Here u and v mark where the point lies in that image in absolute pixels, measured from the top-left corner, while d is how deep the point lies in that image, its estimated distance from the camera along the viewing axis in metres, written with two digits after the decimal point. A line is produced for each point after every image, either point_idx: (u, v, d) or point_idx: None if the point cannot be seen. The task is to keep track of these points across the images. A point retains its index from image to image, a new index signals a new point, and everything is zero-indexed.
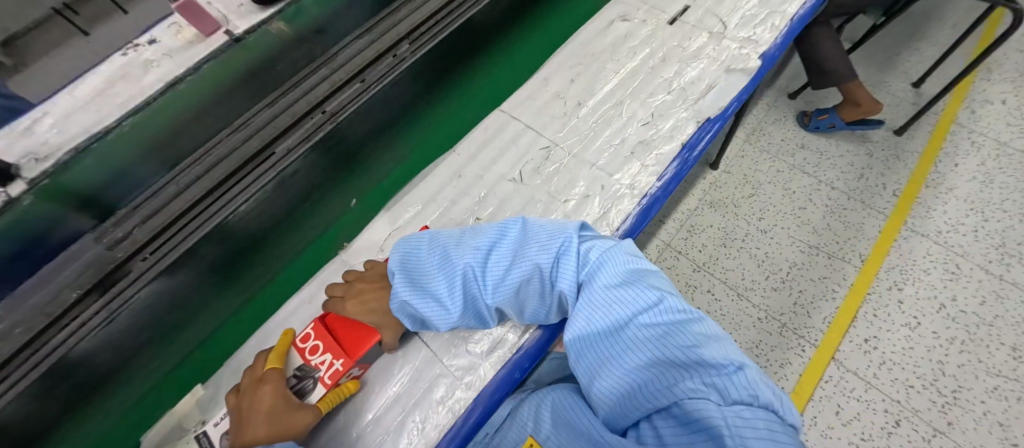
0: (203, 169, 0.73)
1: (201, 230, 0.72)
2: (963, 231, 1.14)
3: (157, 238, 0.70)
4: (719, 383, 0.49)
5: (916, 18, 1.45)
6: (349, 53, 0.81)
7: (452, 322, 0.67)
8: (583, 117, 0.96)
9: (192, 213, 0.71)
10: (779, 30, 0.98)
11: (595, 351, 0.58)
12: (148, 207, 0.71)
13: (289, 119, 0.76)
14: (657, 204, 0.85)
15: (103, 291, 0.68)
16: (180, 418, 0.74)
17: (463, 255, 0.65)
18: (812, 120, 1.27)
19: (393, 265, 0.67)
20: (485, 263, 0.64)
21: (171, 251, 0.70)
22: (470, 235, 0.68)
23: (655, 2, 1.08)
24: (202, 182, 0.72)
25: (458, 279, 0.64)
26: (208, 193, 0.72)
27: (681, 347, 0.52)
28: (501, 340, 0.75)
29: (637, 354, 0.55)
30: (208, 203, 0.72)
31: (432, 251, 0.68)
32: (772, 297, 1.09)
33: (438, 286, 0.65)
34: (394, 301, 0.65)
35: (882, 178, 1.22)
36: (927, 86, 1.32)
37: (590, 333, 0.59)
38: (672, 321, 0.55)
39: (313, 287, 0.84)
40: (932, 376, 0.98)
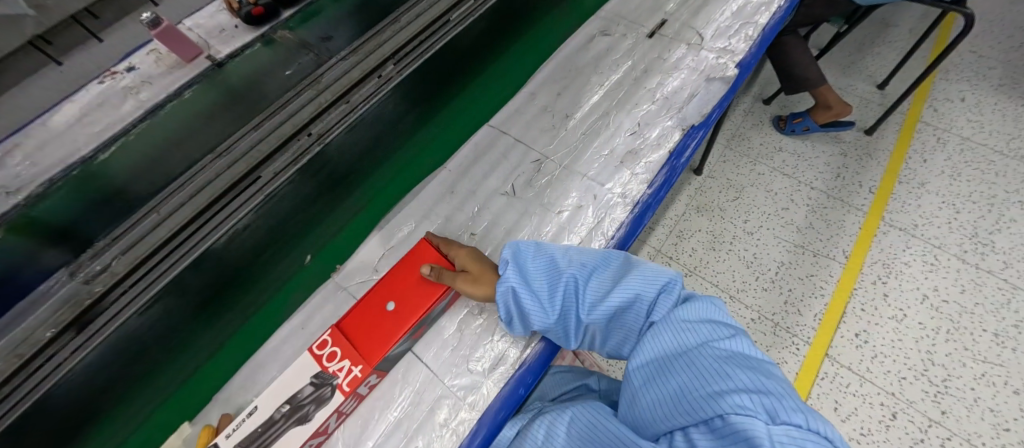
0: (187, 195, 0.70)
1: (183, 260, 0.69)
2: (937, 223, 1.19)
3: (137, 271, 0.66)
4: (771, 405, 0.45)
5: (876, 26, 1.53)
6: (335, 74, 0.81)
7: (547, 325, 0.69)
8: (571, 128, 0.97)
9: (174, 243, 0.68)
10: (752, 39, 1.03)
11: (657, 362, 0.57)
12: (128, 238, 0.67)
13: (276, 141, 0.74)
14: (649, 211, 0.87)
15: (80, 328, 0.64)
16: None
17: (571, 266, 0.70)
18: (788, 124, 1.33)
19: (506, 257, 0.72)
20: (587, 279, 0.68)
21: (152, 283, 0.67)
22: (578, 252, 0.73)
23: (635, 16, 1.12)
24: (186, 209, 0.69)
25: (560, 285, 0.69)
26: (190, 222, 0.69)
27: (744, 371, 0.50)
28: (503, 356, 0.75)
29: (694, 367, 0.53)
30: (190, 232, 0.69)
31: (540, 256, 0.72)
32: (764, 298, 1.11)
33: (539, 285, 0.70)
34: (503, 284, 0.70)
35: (858, 176, 1.27)
36: (891, 87, 1.40)
37: (657, 348, 0.59)
38: (742, 354, 0.53)
39: (302, 316, 0.84)
40: (923, 366, 1.01)
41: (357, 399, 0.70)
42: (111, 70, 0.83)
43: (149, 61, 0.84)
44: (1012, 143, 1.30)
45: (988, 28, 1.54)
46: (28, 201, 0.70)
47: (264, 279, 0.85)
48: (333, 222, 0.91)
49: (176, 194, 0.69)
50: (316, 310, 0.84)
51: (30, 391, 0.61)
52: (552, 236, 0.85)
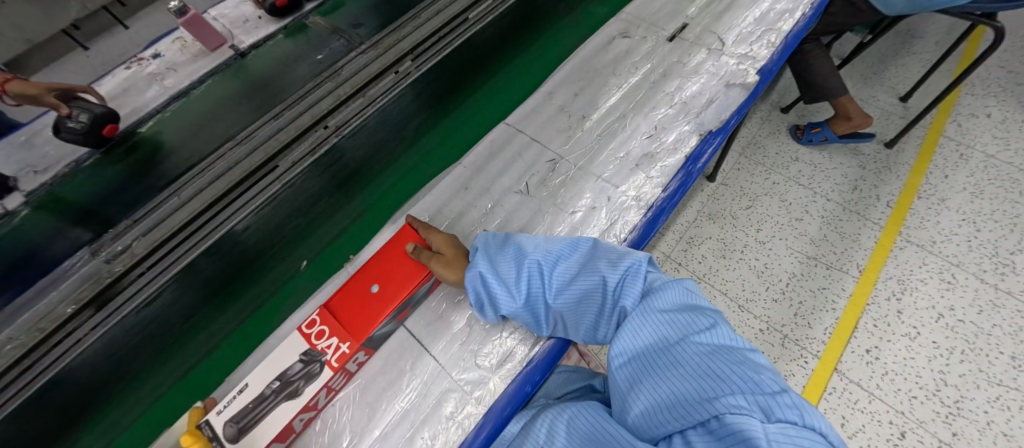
0: (206, 181, 0.71)
1: (203, 242, 0.71)
2: (957, 241, 1.16)
3: (156, 252, 0.68)
4: (764, 402, 0.46)
5: (901, 37, 1.50)
6: (353, 68, 0.82)
7: (514, 310, 0.72)
8: (587, 129, 0.97)
9: (193, 227, 0.70)
10: (775, 46, 1.02)
11: (639, 359, 0.58)
12: (148, 220, 0.69)
13: (294, 131, 0.76)
14: (663, 215, 0.87)
15: (100, 306, 0.66)
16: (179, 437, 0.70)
17: (538, 252, 0.72)
18: (805, 133, 1.31)
19: (477, 244, 0.75)
20: (553, 266, 0.70)
21: (172, 264, 0.69)
22: (544, 240, 0.74)
23: (655, 19, 1.11)
24: (206, 194, 0.71)
25: (528, 271, 0.70)
26: (210, 207, 0.70)
27: (730, 364, 0.51)
28: (511, 353, 0.75)
29: (682, 366, 0.53)
30: (212, 214, 0.71)
31: (507, 246, 0.74)
32: (773, 308, 1.10)
33: (507, 273, 0.71)
34: (471, 270, 0.72)
35: (876, 189, 1.24)
36: (915, 100, 1.37)
37: (637, 342, 0.59)
38: (725, 344, 0.54)
39: (317, 301, 0.80)
40: (934, 386, 0.99)
41: (346, 375, 0.72)
42: (137, 56, 0.84)
43: (174, 50, 0.85)
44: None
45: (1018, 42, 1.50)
46: (51, 181, 0.74)
47: (278, 266, 0.85)
48: (347, 210, 0.92)
49: (196, 179, 0.71)
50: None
51: (49, 365, 0.63)
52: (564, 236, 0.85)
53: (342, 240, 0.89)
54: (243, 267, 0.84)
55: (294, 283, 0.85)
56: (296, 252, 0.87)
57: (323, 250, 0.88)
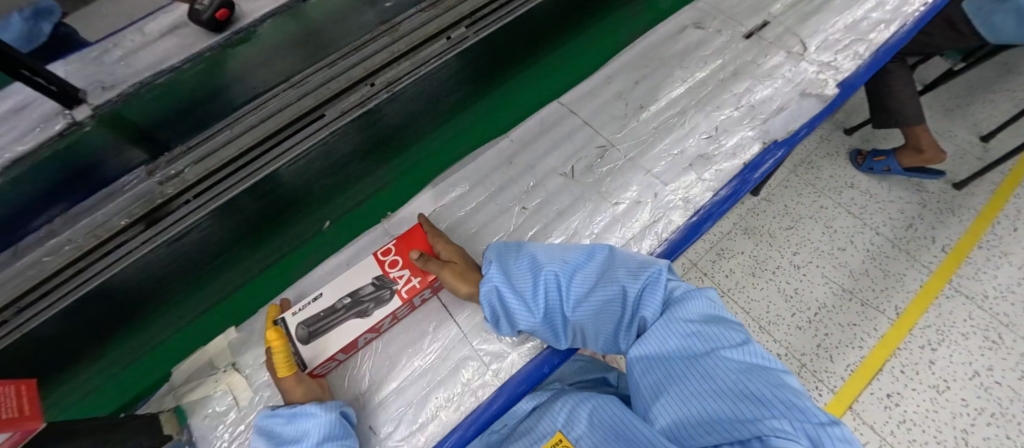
0: (257, 118, 0.73)
1: (242, 183, 0.71)
2: (1011, 300, 1.08)
3: (203, 182, 0.69)
4: (810, 427, 0.45)
5: (998, 69, 1.38)
6: (413, 23, 0.81)
7: (532, 325, 0.70)
8: (644, 120, 0.94)
9: (238, 164, 0.71)
10: (862, 59, 0.95)
11: (669, 373, 0.58)
12: (201, 150, 0.71)
13: (344, 83, 0.76)
14: (708, 223, 0.83)
15: (150, 223, 0.68)
16: (214, 356, 0.76)
17: (553, 263, 0.70)
18: (867, 161, 1.23)
19: (490, 255, 0.73)
20: (570, 278, 0.69)
21: (215, 198, 0.70)
22: (558, 248, 0.73)
23: (734, 13, 1.05)
24: (254, 132, 0.72)
25: (544, 283, 0.70)
26: (259, 144, 0.72)
27: (769, 386, 0.51)
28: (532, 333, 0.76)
29: (716, 383, 0.54)
30: (261, 151, 0.72)
31: (522, 254, 0.73)
32: (796, 336, 1.06)
33: (523, 286, 0.70)
34: (486, 283, 0.70)
35: (931, 231, 1.17)
36: (995, 142, 1.26)
37: (666, 358, 0.59)
38: (757, 363, 0.55)
39: (351, 251, 0.86)
40: (954, 444, 0.94)
41: (410, 307, 0.75)
42: None
43: None
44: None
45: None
46: (118, 99, 0.70)
47: (319, 211, 0.91)
48: (388, 168, 0.95)
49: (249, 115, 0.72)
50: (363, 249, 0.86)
51: (101, 270, 0.65)
52: (603, 226, 0.84)
53: (383, 194, 0.94)
54: (277, 208, 0.86)
55: (339, 226, 0.91)
56: (336, 200, 0.92)
57: (364, 203, 0.93)
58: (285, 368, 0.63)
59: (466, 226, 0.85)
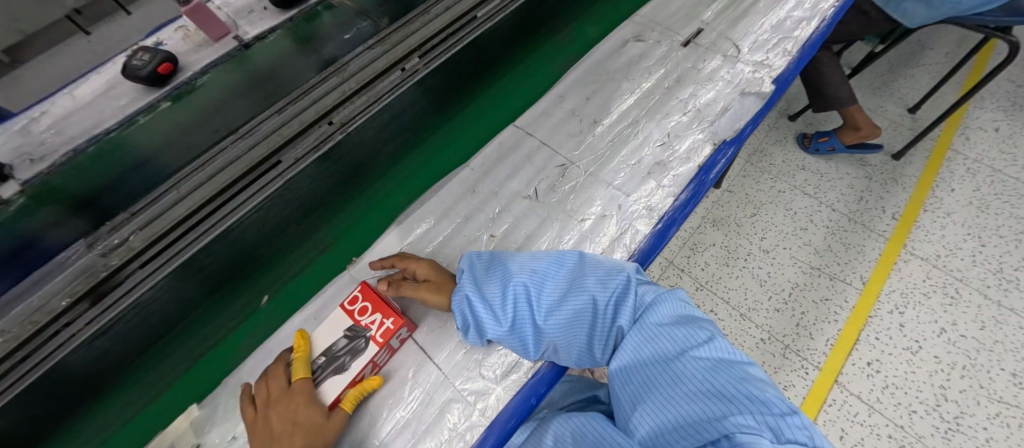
0: (204, 176, 0.70)
1: (198, 241, 0.70)
2: (961, 255, 1.16)
3: (153, 247, 0.67)
4: (773, 421, 0.46)
5: (912, 48, 1.50)
6: (361, 62, 0.81)
7: (500, 335, 0.72)
8: (599, 135, 0.96)
9: (187, 224, 0.68)
10: (791, 55, 1.01)
11: (643, 378, 0.60)
12: (144, 215, 0.67)
13: (298, 126, 0.75)
14: (672, 229, 0.86)
15: (95, 300, 0.65)
16: (175, 439, 0.74)
17: (522, 274, 0.74)
18: (812, 143, 1.31)
19: (462, 266, 0.76)
20: (541, 289, 0.73)
21: (168, 262, 0.68)
22: (529, 257, 0.76)
23: (670, 23, 1.10)
24: (203, 190, 0.69)
25: (516, 296, 0.72)
26: (207, 203, 0.69)
27: (735, 382, 0.52)
28: (516, 364, 0.75)
29: (685, 383, 0.55)
30: (210, 211, 0.69)
31: (493, 268, 0.76)
32: (776, 318, 1.09)
33: (493, 297, 0.73)
34: (457, 294, 0.73)
35: (881, 201, 1.24)
36: (923, 112, 1.36)
37: (640, 363, 0.62)
38: (724, 358, 0.56)
39: (319, 304, 0.85)
40: (935, 401, 0.98)
41: (390, 351, 0.74)
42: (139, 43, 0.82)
43: (175, 39, 0.83)
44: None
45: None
46: (48, 171, 0.68)
47: (284, 264, 0.88)
48: (349, 210, 0.93)
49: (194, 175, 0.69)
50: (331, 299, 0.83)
51: (41, 360, 0.62)
52: (573, 244, 0.84)
53: (343, 240, 0.91)
54: (244, 265, 0.82)
55: (301, 281, 0.88)
56: (303, 245, 0.89)
57: (326, 251, 0.91)
58: (353, 403, 0.68)
59: (437, 260, 0.84)
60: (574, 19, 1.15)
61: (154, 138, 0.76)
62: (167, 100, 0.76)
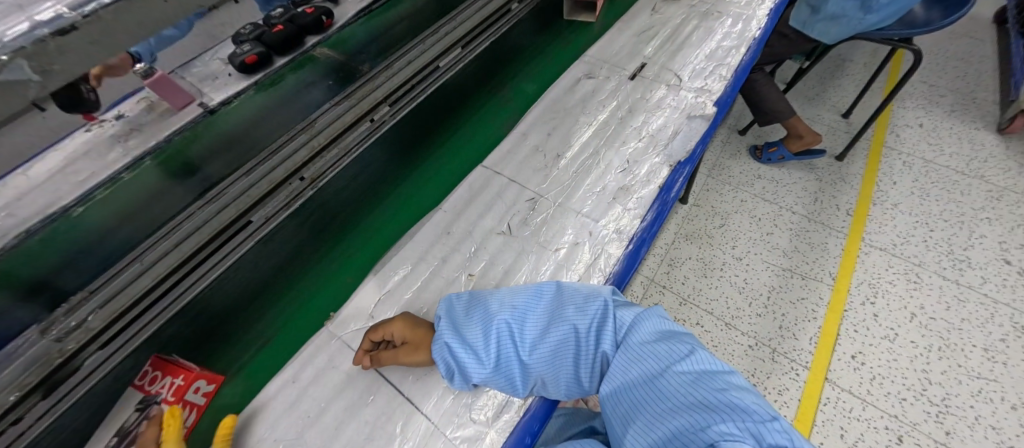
0: (171, 243, 0.71)
1: (167, 311, 0.70)
2: (915, 242, 1.23)
3: (115, 324, 0.66)
4: (754, 428, 0.49)
5: (834, 63, 1.67)
6: (328, 118, 0.89)
7: (485, 376, 0.70)
8: (563, 167, 1.00)
9: (156, 294, 0.69)
10: (727, 80, 1.11)
11: (630, 399, 0.61)
12: (106, 291, 0.66)
13: (267, 186, 0.81)
14: (641, 251, 0.89)
15: (47, 392, 0.61)
16: None
17: (503, 311, 0.73)
18: (763, 153, 1.40)
19: (439, 312, 0.75)
20: (522, 324, 0.73)
21: (129, 340, 0.67)
22: (507, 293, 0.76)
23: (616, 60, 1.19)
24: (171, 258, 0.71)
25: (498, 334, 0.72)
26: (172, 272, 0.71)
27: (715, 391, 0.54)
28: (507, 403, 0.71)
29: (669, 399, 0.57)
30: (175, 279, 0.71)
31: (473, 309, 0.75)
32: (759, 323, 1.11)
33: (474, 338, 0.72)
34: (436, 342, 0.71)
35: (835, 199, 1.32)
36: (855, 117, 1.50)
37: (625, 384, 0.62)
38: (703, 369, 0.58)
39: (295, 366, 0.75)
40: (921, 385, 1.01)
41: (195, 409, 0.70)
42: (99, 118, 0.88)
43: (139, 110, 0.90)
44: (971, 164, 1.40)
45: (931, 63, 1.71)
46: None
47: (261, 325, 0.81)
48: (328, 260, 0.90)
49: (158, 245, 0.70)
50: (307, 361, 0.75)
51: None
52: (550, 274, 0.84)
53: (320, 293, 0.86)
54: (215, 328, 0.79)
55: (277, 341, 0.80)
56: (281, 299, 0.84)
57: (305, 304, 0.84)
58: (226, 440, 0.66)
59: (417, 306, 0.82)
60: (511, 78, 1.22)
61: (116, 209, 0.75)
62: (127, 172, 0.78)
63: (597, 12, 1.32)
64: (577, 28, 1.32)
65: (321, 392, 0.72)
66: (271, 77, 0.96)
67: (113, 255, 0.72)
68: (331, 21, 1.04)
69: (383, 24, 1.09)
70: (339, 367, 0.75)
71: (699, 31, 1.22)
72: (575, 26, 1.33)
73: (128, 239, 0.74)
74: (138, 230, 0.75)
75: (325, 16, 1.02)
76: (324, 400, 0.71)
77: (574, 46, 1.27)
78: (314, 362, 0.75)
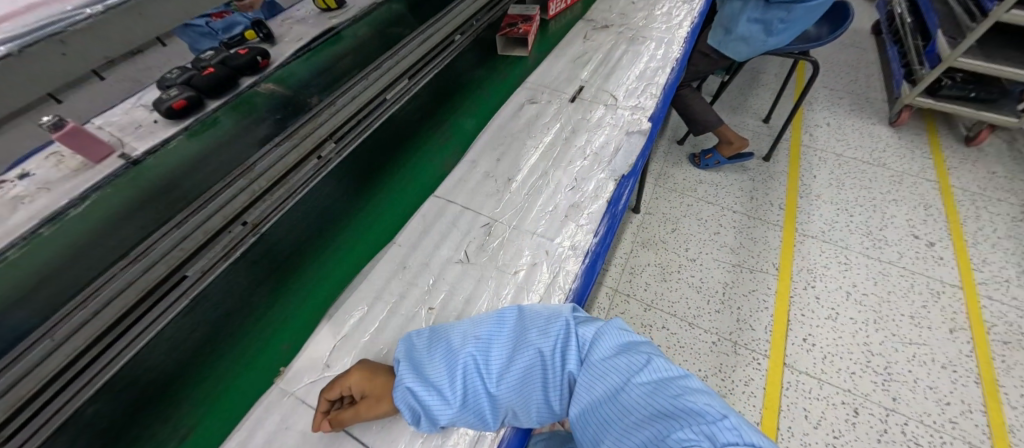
0: (89, 312, 0.67)
1: (91, 383, 0.67)
2: (840, 227, 1.37)
3: (28, 406, 0.62)
4: (708, 429, 0.50)
5: (750, 76, 1.87)
6: (267, 163, 0.86)
7: (453, 416, 0.67)
8: (515, 191, 1.00)
9: (76, 367, 0.65)
10: (657, 97, 1.19)
11: (598, 418, 0.60)
12: (14, 370, 0.62)
13: (203, 237, 0.77)
14: (599, 262, 0.90)
15: None
16: None
17: (464, 346, 0.69)
18: (701, 160, 1.51)
19: (399, 354, 0.71)
20: (486, 354, 0.69)
21: (41, 428, 0.63)
22: (469, 324, 0.72)
23: (555, 85, 1.25)
24: (91, 327, 0.67)
25: (460, 370, 0.68)
26: (97, 341, 0.67)
27: (670, 397, 0.55)
28: (479, 438, 0.69)
29: (632, 413, 0.56)
30: (100, 349, 0.68)
31: (434, 344, 0.71)
32: (719, 319, 1.17)
33: (438, 378, 0.68)
34: (399, 388, 0.67)
35: (768, 196, 1.45)
36: (774, 120, 1.67)
37: (593, 404, 0.61)
38: (661, 378, 0.58)
39: (243, 433, 0.68)
40: (866, 358, 1.10)
41: None
42: (1, 179, 0.81)
43: (48, 166, 0.83)
44: (874, 154, 1.60)
45: (828, 71, 1.96)
46: None
47: (198, 392, 0.72)
48: (267, 322, 0.80)
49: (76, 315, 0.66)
50: (257, 424, 0.68)
51: None
52: (512, 297, 0.83)
53: (276, 339, 0.78)
54: (150, 399, 0.70)
55: (216, 405, 0.71)
56: (229, 357, 0.76)
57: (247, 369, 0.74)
58: None
59: (376, 348, 0.76)
60: (450, 115, 1.18)
61: (30, 272, 0.72)
62: (45, 228, 0.76)
63: (529, 46, 1.34)
64: (511, 63, 1.33)
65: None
66: (204, 120, 0.93)
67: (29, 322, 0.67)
68: (267, 61, 1.02)
69: (322, 62, 1.09)
70: (294, 427, 0.68)
71: (628, 54, 1.32)
72: (509, 60, 1.34)
73: (44, 306, 0.69)
74: (53, 295, 0.70)
75: (260, 56, 1.00)
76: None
77: (511, 78, 1.29)
78: (264, 426, 0.68)
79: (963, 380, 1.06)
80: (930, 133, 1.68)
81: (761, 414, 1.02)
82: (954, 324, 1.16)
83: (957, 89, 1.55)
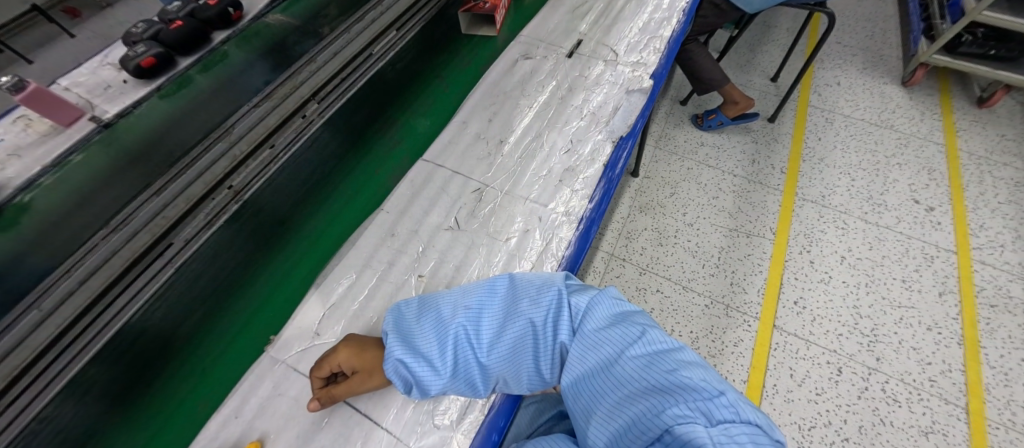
0: (74, 282, 0.66)
1: (85, 352, 0.66)
2: (841, 191, 1.35)
3: (24, 377, 0.62)
4: (704, 405, 0.49)
5: (760, 30, 1.79)
6: (246, 124, 0.84)
7: (444, 386, 0.67)
8: (507, 154, 0.96)
9: (70, 337, 0.65)
10: (661, 52, 1.13)
11: (588, 391, 0.59)
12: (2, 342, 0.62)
13: (185, 205, 0.76)
14: (593, 226, 0.89)
15: None
16: None
17: (455, 316, 0.69)
18: (704, 121, 1.46)
19: (387, 326, 0.70)
20: (476, 325, 0.69)
21: (36, 401, 0.62)
22: (459, 294, 0.72)
23: (552, 39, 1.17)
24: (77, 298, 0.66)
25: (451, 339, 0.67)
26: (85, 312, 0.67)
27: (664, 373, 0.54)
28: (470, 404, 0.70)
29: (625, 386, 0.56)
30: (90, 319, 0.67)
31: (424, 314, 0.71)
32: (711, 282, 1.18)
33: (429, 349, 0.67)
34: (389, 361, 0.66)
35: (770, 159, 1.42)
36: (782, 79, 1.61)
37: (584, 375, 0.61)
38: (656, 351, 0.57)
39: (235, 399, 0.69)
40: (853, 320, 1.12)
41: None
42: None
43: (16, 131, 0.75)
44: (882, 115, 1.55)
45: (843, 25, 1.87)
46: None
47: (191, 360, 0.72)
48: (255, 290, 0.79)
49: (60, 284, 0.65)
50: (249, 392, 0.69)
51: None
52: (503, 265, 0.81)
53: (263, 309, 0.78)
54: (138, 369, 0.69)
55: (211, 371, 0.72)
56: (219, 322, 0.76)
57: (236, 339, 0.74)
58: None
59: (366, 318, 0.76)
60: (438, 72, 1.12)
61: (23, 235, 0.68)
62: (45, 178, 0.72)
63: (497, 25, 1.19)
64: (479, 44, 1.18)
65: (269, 423, 0.67)
66: (176, 81, 0.85)
67: (15, 292, 0.66)
68: (239, 14, 0.93)
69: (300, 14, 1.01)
70: (287, 393, 0.69)
71: (630, 4, 1.23)
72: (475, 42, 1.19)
73: (27, 277, 0.67)
74: (38, 266, 0.68)
75: (231, 7, 0.91)
76: (273, 431, 0.66)
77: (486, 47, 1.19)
78: (257, 393, 0.69)
79: (946, 342, 1.09)
80: (942, 93, 1.62)
81: (748, 372, 1.06)
82: (944, 288, 1.18)
83: (977, 46, 1.48)
